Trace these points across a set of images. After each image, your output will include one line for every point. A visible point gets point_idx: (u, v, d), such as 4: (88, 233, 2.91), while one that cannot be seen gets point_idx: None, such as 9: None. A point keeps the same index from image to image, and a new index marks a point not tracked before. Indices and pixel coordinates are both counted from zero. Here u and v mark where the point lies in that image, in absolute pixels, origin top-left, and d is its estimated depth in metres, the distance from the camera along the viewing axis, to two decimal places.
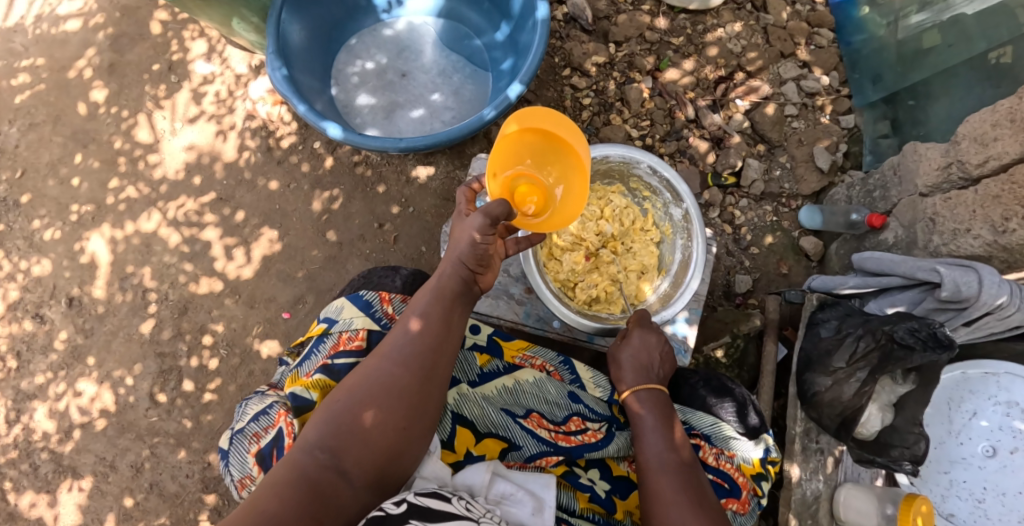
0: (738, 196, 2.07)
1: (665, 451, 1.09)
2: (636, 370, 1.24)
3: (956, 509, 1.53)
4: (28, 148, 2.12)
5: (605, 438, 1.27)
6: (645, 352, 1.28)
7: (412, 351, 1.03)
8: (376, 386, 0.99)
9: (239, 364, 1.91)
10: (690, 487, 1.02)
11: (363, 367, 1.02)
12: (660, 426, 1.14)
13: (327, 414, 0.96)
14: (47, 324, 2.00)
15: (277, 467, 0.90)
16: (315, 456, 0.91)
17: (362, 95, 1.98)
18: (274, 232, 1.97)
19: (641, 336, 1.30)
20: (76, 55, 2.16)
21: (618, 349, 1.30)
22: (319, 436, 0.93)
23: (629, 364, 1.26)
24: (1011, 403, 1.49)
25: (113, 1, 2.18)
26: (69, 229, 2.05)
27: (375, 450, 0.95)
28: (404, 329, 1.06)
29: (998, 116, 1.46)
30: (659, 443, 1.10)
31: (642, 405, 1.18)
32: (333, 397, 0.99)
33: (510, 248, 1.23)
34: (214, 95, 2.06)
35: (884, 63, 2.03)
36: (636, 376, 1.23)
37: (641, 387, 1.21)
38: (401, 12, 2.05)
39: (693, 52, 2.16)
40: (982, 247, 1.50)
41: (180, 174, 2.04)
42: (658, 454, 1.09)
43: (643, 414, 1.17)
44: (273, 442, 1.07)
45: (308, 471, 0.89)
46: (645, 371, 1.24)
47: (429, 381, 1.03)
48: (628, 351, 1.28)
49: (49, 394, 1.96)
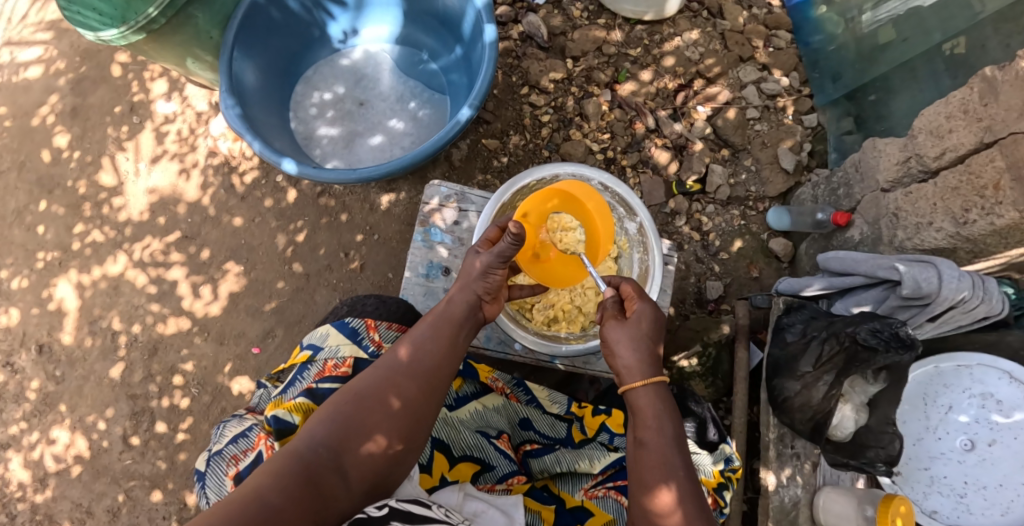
0: (704, 202, 2.06)
1: (674, 466, 0.88)
2: (641, 355, 0.98)
3: (938, 506, 1.45)
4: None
5: (543, 447, 1.25)
6: (650, 330, 1.01)
7: (425, 358, 1.01)
8: (387, 389, 0.96)
9: (211, 402, 1.96)
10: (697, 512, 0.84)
11: (373, 368, 0.98)
12: (671, 438, 0.91)
13: (335, 410, 0.93)
14: (18, 373, 2.04)
15: (276, 456, 0.86)
16: (318, 452, 0.88)
17: (321, 126, 2.02)
18: (241, 267, 2.03)
19: (645, 309, 1.03)
20: (38, 102, 2.22)
21: (613, 327, 1.02)
22: (324, 432, 0.90)
23: (631, 349, 0.99)
24: (986, 395, 1.45)
25: (73, 47, 2.25)
26: (36, 276, 2.11)
27: (376, 456, 0.92)
28: (418, 337, 1.03)
29: (952, 108, 1.41)
30: (665, 456, 0.89)
31: (653, 405, 0.94)
32: (342, 393, 0.95)
33: (511, 294, 1.27)
34: (175, 134, 2.13)
35: (843, 62, 1.99)
36: (641, 362, 0.98)
37: (651, 381, 0.96)
38: (357, 41, 2.11)
39: (651, 62, 2.17)
40: (946, 239, 1.45)
41: (145, 215, 2.09)
42: (664, 470, 0.88)
43: (649, 417, 0.94)
44: (253, 465, 0.98)
45: (310, 465, 0.85)
46: (653, 357, 0.99)
47: (436, 394, 1.00)
48: (630, 331, 1.01)
49: (23, 442, 2.00)
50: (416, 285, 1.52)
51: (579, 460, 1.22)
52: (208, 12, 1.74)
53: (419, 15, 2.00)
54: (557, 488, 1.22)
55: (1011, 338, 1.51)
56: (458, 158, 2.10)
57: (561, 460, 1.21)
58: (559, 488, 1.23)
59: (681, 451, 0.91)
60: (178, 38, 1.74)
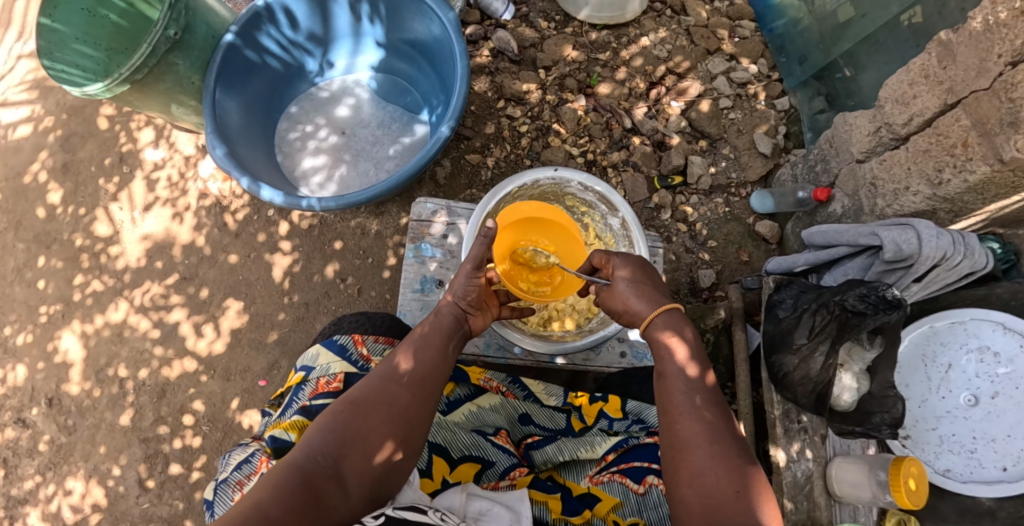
0: (688, 194, 2.10)
1: (693, 389, 0.94)
2: (645, 297, 1.07)
3: (951, 465, 1.45)
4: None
5: (544, 438, 1.26)
6: (637, 273, 1.12)
7: (413, 365, 1.02)
8: (380, 397, 0.97)
9: (223, 437, 1.99)
10: (724, 428, 0.90)
11: (367, 378, 1.00)
12: (685, 363, 0.98)
13: (332, 420, 0.94)
14: (30, 427, 2.07)
15: (276, 467, 0.88)
16: (317, 462, 0.89)
17: (306, 158, 2.07)
18: (240, 303, 2.07)
19: (621, 261, 1.13)
20: (30, 160, 2.28)
21: (608, 291, 1.12)
22: (321, 443, 0.91)
23: (635, 301, 1.08)
24: (983, 348, 1.46)
25: (59, 104, 2.32)
26: (40, 330, 2.14)
27: (374, 463, 0.93)
28: (408, 347, 1.05)
29: (913, 75, 1.43)
30: (686, 381, 0.95)
31: (666, 332, 1.02)
32: (337, 404, 0.96)
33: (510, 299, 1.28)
34: (166, 180, 2.19)
35: (808, 44, 2.04)
36: (649, 302, 1.06)
37: (658, 313, 1.05)
38: (333, 74, 2.19)
39: (621, 63, 2.22)
40: (924, 202, 1.48)
41: (142, 261, 2.14)
42: (685, 394, 0.94)
43: (664, 345, 1.01)
44: None
45: (309, 474, 0.87)
46: (656, 294, 1.08)
47: (430, 399, 1.01)
48: (624, 284, 1.10)
49: (39, 496, 2.02)
50: (412, 300, 1.54)
51: (580, 447, 1.23)
52: (188, 59, 1.82)
53: (392, 43, 2.07)
54: (562, 477, 1.22)
55: (1000, 290, 1.52)
56: (442, 176, 2.15)
57: (563, 449, 1.22)
58: (565, 477, 1.22)
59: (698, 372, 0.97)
60: (161, 86, 1.80)
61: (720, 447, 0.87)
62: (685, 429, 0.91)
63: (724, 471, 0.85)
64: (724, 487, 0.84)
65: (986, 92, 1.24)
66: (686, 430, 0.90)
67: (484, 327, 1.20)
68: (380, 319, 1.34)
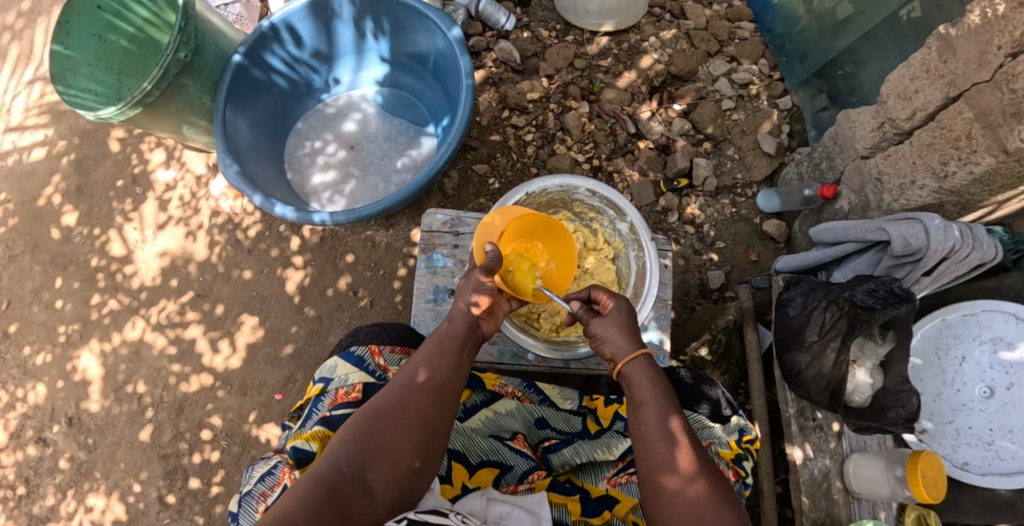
0: (694, 196, 2.11)
1: (667, 416, 0.97)
2: (625, 336, 1.08)
3: (969, 457, 1.45)
4: (10, 280, 2.26)
5: (561, 441, 1.26)
6: (624, 316, 1.12)
7: (429, 373, 1.03)
8: (402, 406, 0.98)
9: (241, 452, 2.02)
10: (700, 457, 0.93)
11: (387, 388, 1.01)
12: (661, 394, 1.00)
13: (354, 430, 0.95)
14: (50, 446, 2.10)
15: (301, 479, 0.88)
16: (342, 471, 0.90)
17: (315, 174, 2.10)
18: (254, 318, 2.11)
19: (619, 302, 1.14)
20: (43, 184, 2.33)
21: (595, 324, 1.12)
22: (347, 451, 0.92)
23: (616, 335, 1.09)
24: (996, 339, 1.45)
25: (72, 128, 2.38)
26: (59, 350, 2.18)
27: (398, 469, 0.94)
28: (424, 355, 1.07)
29: (914, 70, 1.44)
30: (661, 409, 0.98)
31: (639, 370, 1.04)
32: (360, 412, 0.97)
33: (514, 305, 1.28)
34: (178, 200, 2.23)
35: (809, 43, 2.06)
36: (626, 340, 1.08)
37: (635, 353, 1.06)
38: (340, 90, 2.22)
39: (624, 69, 2.25)
40: (931, 195, 1.47)
41: (158, 279, 2.18)
42: (659, 421, 0.97)
43: (640, 381, 1.03)
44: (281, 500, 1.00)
45: (335, 483, 0.88)
46: (633, 334, 1.09)
47: (450, 405, 1.03)
48: (611, 322, 1.11)
49: (62, 512, 2.04)
50: (426, 310, 1.56)
51: (597, 449, 1.23)
52: (197, 80, 1.86)
53: (396, 58, 2.11)
54: (580, 479, 1.23)
55: (1010, 281, 1.51)
56: (450, 187, 2.17)
57: (580, 451, 1.23)
58: (582, 480, 1.23)
59: (672, 405, 0.99)
60: (173, 107, 1.84)
61: (695, 474, 0.90)
62: (666, 456, 0.93)
63: (698, 494, 0.88)
64: (702, 512, 0.86)
65: (988, 84, 1.25)
66: (662, 458, 0.93)
67: (495, 330, 1.22)
68: (392, 329, 1.34)
